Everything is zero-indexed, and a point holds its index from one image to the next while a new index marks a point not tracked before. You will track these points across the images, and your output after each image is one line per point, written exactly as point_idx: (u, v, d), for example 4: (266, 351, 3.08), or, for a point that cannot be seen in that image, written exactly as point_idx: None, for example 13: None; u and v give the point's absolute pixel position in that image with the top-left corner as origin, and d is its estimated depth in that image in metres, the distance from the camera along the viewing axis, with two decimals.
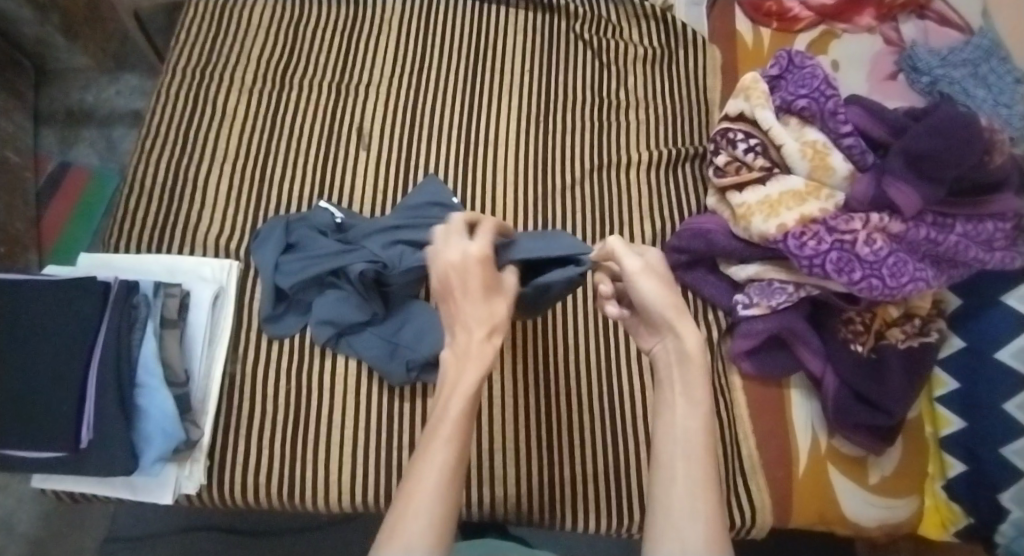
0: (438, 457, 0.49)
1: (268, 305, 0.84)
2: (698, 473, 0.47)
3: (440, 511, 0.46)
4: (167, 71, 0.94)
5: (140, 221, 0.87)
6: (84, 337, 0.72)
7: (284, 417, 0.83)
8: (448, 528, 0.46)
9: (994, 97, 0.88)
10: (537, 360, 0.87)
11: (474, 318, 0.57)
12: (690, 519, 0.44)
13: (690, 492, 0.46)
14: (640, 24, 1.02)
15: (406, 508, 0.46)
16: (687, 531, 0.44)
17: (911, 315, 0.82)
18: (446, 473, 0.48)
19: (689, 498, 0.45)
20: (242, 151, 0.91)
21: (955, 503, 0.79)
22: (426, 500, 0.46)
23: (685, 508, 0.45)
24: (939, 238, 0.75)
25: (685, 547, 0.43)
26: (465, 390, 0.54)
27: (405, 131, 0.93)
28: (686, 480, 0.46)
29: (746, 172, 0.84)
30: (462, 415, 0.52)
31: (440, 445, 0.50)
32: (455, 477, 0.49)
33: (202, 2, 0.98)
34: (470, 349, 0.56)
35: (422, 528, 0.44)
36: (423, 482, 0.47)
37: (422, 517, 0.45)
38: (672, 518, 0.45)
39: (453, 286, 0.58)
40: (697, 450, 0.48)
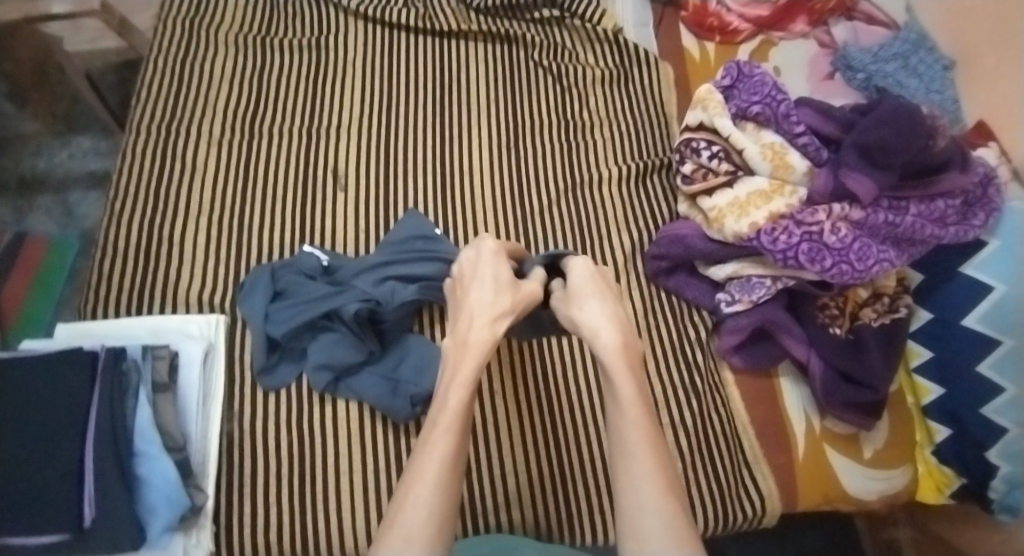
0: (439, 447, 0.59)
1: (261, 356, 0.83)
2: (643, 468, 0.55)
3: (438, 503, 0.55)
4: (130, 129, 0.92)
5: (117, 285, 0.85)
6: (76, 409, 0.69)
7: (290, 469, 0.81)
8: (446, 518, 0.54)
9: (926, 84, 0.98)
10: (537, 378, 0.88)
11: (478, 307, 0.71)
12: (643, 511, 0.53)
13: (638, 486, 0.55)
14: (595, 46, 1.07)
15: (411, 498, 0.55)
16: (644, 522, 0.52)
17: (879, 294, 0.88)
18: (445, 464, 0.58)
19: (638, 491, 0.54)
20: (218, 203, 0.90)
21: (946, 466, 0.84)
22: (425, 493, 0.55)
23: (638, 502, 0.54)
24: (896, 220, 0.80)
25: (642, 535, 0.52)
26: (463, 382, 0.65)
27: (381, 169, 0.95)
28: (635, 478, 0.55)
29: (713, 177, 0.88)
30: (459, 407, 0.62)
31: (441, 434, 0.60)
32: (453, 466, 0.58)
33: (160, 58, 0.97)
34: (467, 348, 0.68)
35: (420, 517, 0.53)
36: (425, 473, 0.57)
37: (423, 508, 0.54)
38: (630, 512, 0.54)
39: (474, 275, 0.76)
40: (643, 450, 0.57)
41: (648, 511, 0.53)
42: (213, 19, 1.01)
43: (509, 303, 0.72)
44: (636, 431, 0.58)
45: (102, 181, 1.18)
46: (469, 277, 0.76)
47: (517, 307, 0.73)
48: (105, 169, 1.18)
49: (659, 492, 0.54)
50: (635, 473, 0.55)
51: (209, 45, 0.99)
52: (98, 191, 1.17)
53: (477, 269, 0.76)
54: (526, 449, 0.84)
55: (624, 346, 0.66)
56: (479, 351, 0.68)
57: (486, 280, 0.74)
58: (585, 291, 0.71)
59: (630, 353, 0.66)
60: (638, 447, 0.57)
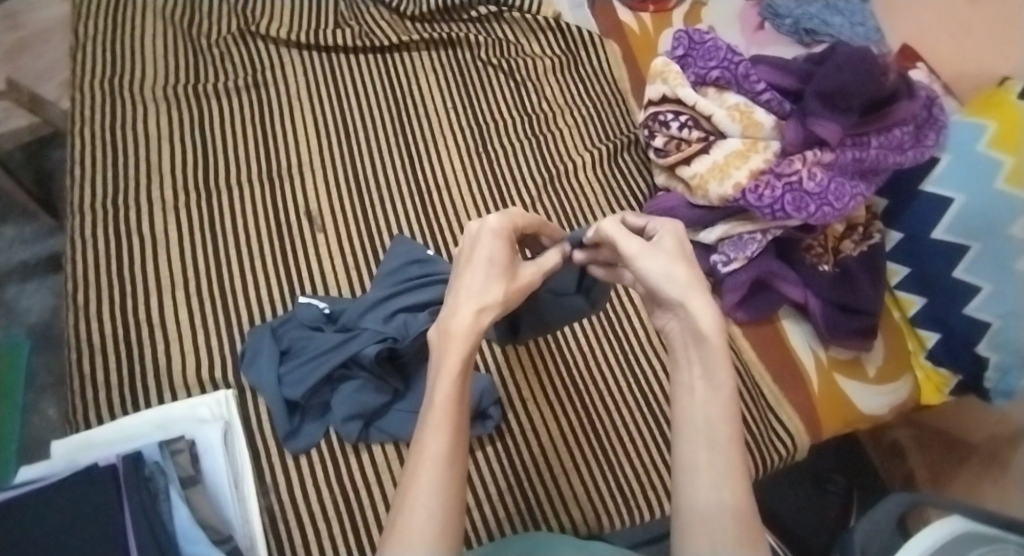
0: (432, 446, 0.43)
1: (283, 422, 0.78)
2: (724, 462, 0.41)
3: (445, 512, 0.41)
4: (72, 212, 0.85)
5: (102, 384, 0.77)
6: (107, 523, 0.62)
7: (341, 532, 0.76)
8: (452, 527, 0.40)
9: (849, 19, 1.04)
10: (562, 373, 0.89)
11: (469, 295, 0.50)
12: (720, 510, 0.40)
13: (715, 485, 0.41)
14: (540, 37, 1.10)
15: (405, 512, 0.40)
16: (714, 522, 0.39)
17: (854, 225, 0.93)
18: (445, 464, 0.42)
19: (715, 485, 0.40)
20: (194, 269, 0.85)
21: (941, 367, 0.91)
22: (423, 499, 0.41)
23: (713, 502, 0.40)
24: (863, 155, 0.87)
25: (710, 534, 0.39)
26: (455, 364, 0.47)
27: (356, 200, 0.93)
28: (713, 470, 0.41)
29: (687, 146, 0.91)
30: (452, 395, 0.45)
31: (431, 431, 0.44)
32: (456, 464, 0.43)
33: (88, 129, 0.91)
34: (455, 325, 0.48)
35: (419, 542, 0.39)
36: (420, 480, 0.41)
37: (421, 520, 0.40)
38: (699, 511, 0.40)
39: (471, 260, 0.52)
40: (724, 436, 0.42)
41: (723, 515, 0.39)
42: (134, 77, 0.97)
43: (512, 301, 0.53)
44: (723, 415, 0.43)
45: (39, 269, 1.13)
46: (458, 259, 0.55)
47: (514, 304, 0.54)
48: (38, 256, 1.13)
49: (739, 490, 0.40)
50: (715, 465, 0.41)
51: (142, 106, 0.94)
52: (36, 280, 1.12)
53: (468, 256, 0.53)
54: (568, 444, 0.85)
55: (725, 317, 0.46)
56: (468, 333, 0.48)
57: (483, 268, 0.51)
58: (662, 249, 0.51)
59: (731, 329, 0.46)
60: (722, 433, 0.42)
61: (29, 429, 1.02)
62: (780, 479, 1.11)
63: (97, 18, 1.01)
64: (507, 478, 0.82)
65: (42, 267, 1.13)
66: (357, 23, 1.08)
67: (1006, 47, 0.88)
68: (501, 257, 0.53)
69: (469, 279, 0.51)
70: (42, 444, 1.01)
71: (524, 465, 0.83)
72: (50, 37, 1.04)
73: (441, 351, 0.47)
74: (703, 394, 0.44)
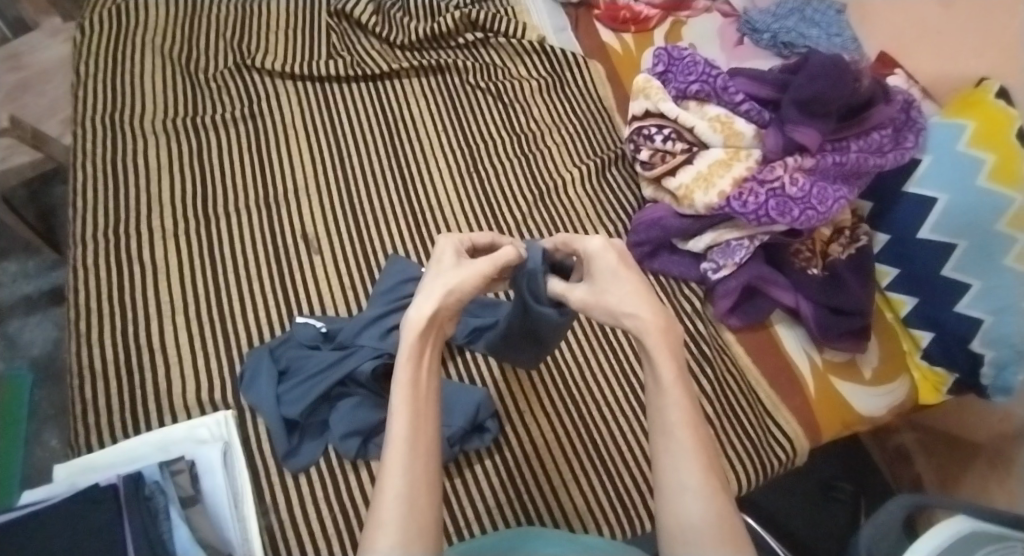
0: (397, 431, 0.47)
1: (282, 440, 0.79)
2: (682, 443, 0.47)
3: (414, 491, 0.45)
4: (74, 242, 0.88)
5: (104, 408, 0.78)
6: (104, 540, 0.62)
7: (339, 548, 0.76)
8: (421, 504, 0.45)
9: (825, 30, 1.08)
10: (553, 386, 0.90)
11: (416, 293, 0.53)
12: (682, 492, 0.45)
13: (674, 463, 0.46)
14: (525, 60, 1.14)
15: (379, 497, 0.45)
16: (680, 500, 0.45)
17: (840, 229, 0.95)
18: (408, 448, 0.46)
19: (676, 470, 0.46)
20: (193, 293, 0.87)
21: (937, 366, 0.90)
22: (392, 482, 0.45)
23: (677, 480, 0.46)
24: (843, 160, 0.88)
25: (679, 511, 0.45)
26: (409, 352, 0.50)
27: (351, 221, 0.96)
28: (674, 460, 0.46)
29: (671, 158, 0.94)
30: (410, 381, 0.49)
31: (396, 419, 0.47)
32: (420, 447, 0.47)
33: (90, 163, 0.94)
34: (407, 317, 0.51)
35: (391, 521, 0.43)
36: (389, 463, 0.46)
37: (391, 501, 0.44)
38: (668, 498, 0.46)
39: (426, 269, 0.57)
40: (676, 419, 0.48)
41: (687, 499, 0.45)
42: (135, 112, 1.00)
43: (452, 282, 0.54)
44: (677, 409, 0.48)
45: (40, 302, 1.16)
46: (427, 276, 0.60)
47: (464, 287, 0.54)
48: (40, 290, 1.17)
49: (699, 469, 0.46)
50: (675, 453, 0.47)
51: (142, 139, 0.98)
52: (38, 313, 1.15)
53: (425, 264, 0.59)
54: (565, 458, 0.85)
55: (666, 328, 0.51)
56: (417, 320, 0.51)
57: (431, 269, 0.56)
58: (609, 273, 0.54)
59: (673, 334, 0.51)
60: (678, 425, 0.47)
61: (33, 459, 1.04)
62: (784, 485, 1.11)
63: (96, 56, 1.05)
64: (506, 490, 0.82)
65: (44, 301, 1.16)
66: (349, 54, 1.12)
67: (981, 49, 0.89)
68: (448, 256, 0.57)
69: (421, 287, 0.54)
70: (44, 473, 1.03)
71: (522, 479, 0.83)
72: (52, 76, 1.08)
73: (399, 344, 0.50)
74: (658, 392, 0.49)
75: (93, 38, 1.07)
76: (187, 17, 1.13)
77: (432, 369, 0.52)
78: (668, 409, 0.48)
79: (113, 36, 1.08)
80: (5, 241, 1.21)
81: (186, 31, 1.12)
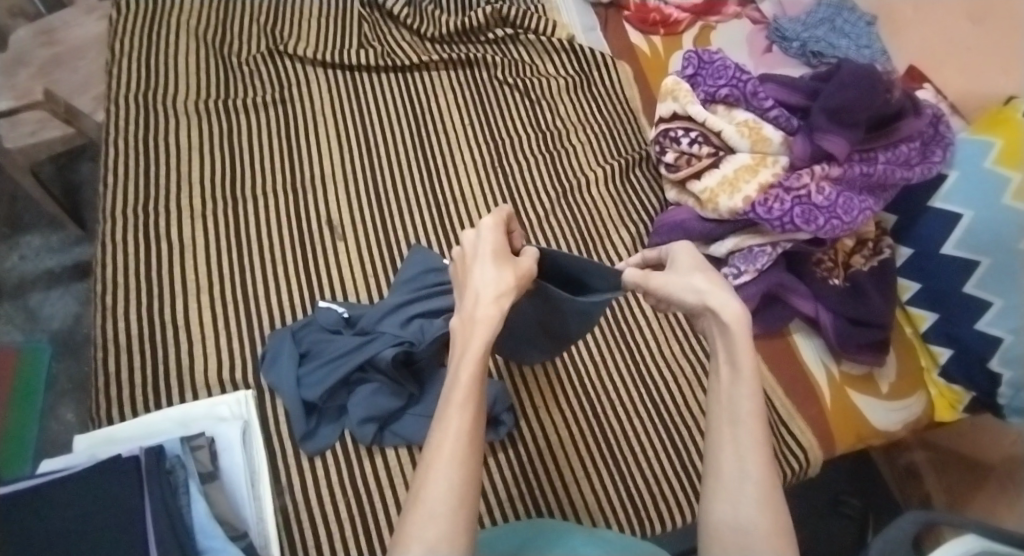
0: (452, 423, 0.47)
1: (300, 422, 0.79)
2: (748, 437, 0.49)
3: (463, 485, 0.45)
4: (104, 218, 0.89)
5: (126, 382, 0.79)
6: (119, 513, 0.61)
7: (351, 532, 0.76)
8: (468, 501, 0.44)
9: (855, 41, 1.08)
10: (573, 383, 0.90)
11: (484, 287, 0.53)
12: (742, 481, 0.47)
13: (737, 454, 0.48)
14: (554, 58, 1.15)
15: (427, 485, 0.45)
16: (738, 488, 0.47)
17: (863, 240, 0.94)
18: (462, 442, 0.46)
19: (740, 460, 0.48)
20: (218, 273, 0.88)
21: (955, 384, 0.89)
22: (442, 474, 0.45)
23: (737, 469, 0.48)
24: (870, 170, 0.89)
25: (734, 501, 0.47)
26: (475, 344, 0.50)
27: (375, 209, 0.97)
28: (739, 449, 0.48)
29: (697, 161, 0.95)
30: (473, 375, 0.49)
31: (455, 410, 0.48)
32: (471, 442, 0.47)
33: (122, 141, 0.95)
34: (477, 312, 0.52)
35: (438, 513, 0.43)
36: (441, 455, 0.46)
37: (440, 491, 0.44)
38: (725, 483, 0.48)
39: (470, 257, 0.56)
40: (744, 411, 0.50)
41: (747, 488, 0.47)
42: (168, 93, 1.02)
43: (516, 279, 0.54)
44: (747, 400, 0.50)
45: (63, 277, 1.17)
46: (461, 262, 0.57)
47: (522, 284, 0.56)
48: (63, 264, 1.18)
49: (762, 461, 0.48)
50: (738, 442, 0.49)
51: (172, 118, 1.00)
52: (60, 288, 1.16)
53: (471, 250, 0.56)
54: (581, 456, 0.85)
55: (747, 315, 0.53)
56: (489, 315, 0.51)
57: (481, 255, 0.55)
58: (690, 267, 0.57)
59: None
60: (745, 415, 0.49)
61: (47, 431, 1.06)
62: (792, 495, 1.11)
63: (131, 35, 1.06)
64: (519, 485, 0.82)
65: (67, 276, 1.17)
66: (380, 44, 1.13)
67: (1010, 65, 0.89)
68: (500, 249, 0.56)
69: (474, 279, 0.54)
70: (59, 445, 1.05)
71: (535, 473, 0.83)
72: (85, 53, 1.10)
73: (464, 337, 0.51)
74: (733, 380, 0.51)
75: (129, 17, 1.08)
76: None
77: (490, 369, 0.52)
78: (736, 399, 0.50)
79: (149, 15, 1.10)
80: (30, 215, 1.23)
81: (220, 15, 1.13)
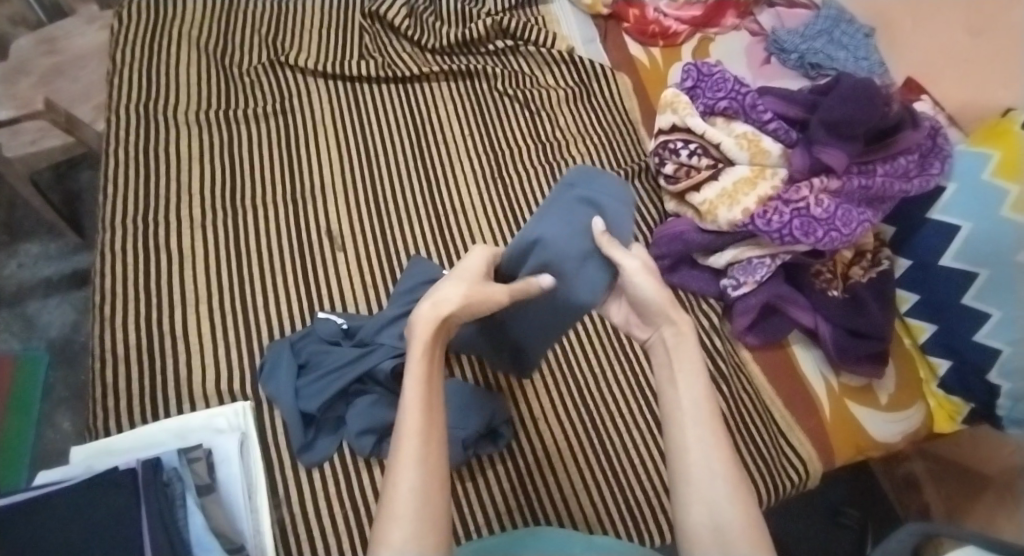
0: (409, 425, 0.48)
1: (297, 433, 0.79)
2: (707, 435, 0.50)
3: (429, 485, 0.46)
4: (104, 227, 0.89)
5: (124, 393, 0.79)
6: (114, 529, 0.61)
7: (348, 544, 0.76)
8: (435, 499, 0.46)
9: (853, 53, 1.09)
10: (552, 389, 0.90)
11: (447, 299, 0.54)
12: (712, 484, 0.48)
13: (705, 456, 0.49)
14: (554, 69, 1.15)
15: (391, 488, 0.46)
16: (710, 489, 0.48)
17: (862, 252, 0.94)
18: (421, 443, 0.47)
19: (705, 458, 0.49)
20: (216, 282, 0.88)
21: (953, 395, 0.90)
22: (405, 476, 0.46)
23: (704, 467, 0.48)
24: (869, 183, 0.89)
25: (708, 503, 0.47)
26: (422, 346, 0.51)
27: (375, 219, 0.97)
28: (703, 447, 0.49)
29: (696, 173, 0.95)
30: (422, 376, 0.50)
31: (408, 412, 0.48)
32: (431, 443, 0.48)
33: (123, 151, 0.95)
34: (418, 316, 0.52)
35: (404, 515, 0.45)
36: (403, 458, 0.46)
37: (405, 496, 0.45)
38: (694, 484, 0.48)
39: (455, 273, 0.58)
40: (704, 411, 0.51)
41: (716, 485, 0.48)
42: (168, 103, 1.02)
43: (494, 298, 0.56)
44: (702, 401, 0.51)
45: (61, 285, 1.17)
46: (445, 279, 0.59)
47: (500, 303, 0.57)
48: (61, 273, 1.18)
49: (727, 457, 0.49)
50: (701, 440, 0.49)
51: (171, 128, 1.00)
52: (58, 296, 1.16)
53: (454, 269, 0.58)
54: (577, 466, 0.84)
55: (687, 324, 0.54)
56: (431, 318, 0.51)
57: (460, 274, 0.57)
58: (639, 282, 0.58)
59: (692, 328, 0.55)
60: (703, 414, 0.50)
61: (43, 441, 1.05)
62: (791, 507, 1.10)
63: (132, 44, 1.07)
64: (517, 497, 0.82)
65: (65, 284, 1.17)
66: (380, 54, 1.13)
67: (1008, 78, 0.89)
68: (476, 273, 0.57)
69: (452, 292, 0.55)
70: (56, 455, 1.04)
71: (532, 484, 0.83)
72: (86, 62, 1.10)
73: (411, 339, 0.51)
74: (687, 384, 0.52)
75: (130, 27, 1.09)
76: (222, 11, 1.15)
77: (440, 369, 0.52)
78: (692, 401, 0.51)
79: (149, 25, 1.10)
80: (29, 223, 1.23)
81: (221, 25, 1.13)
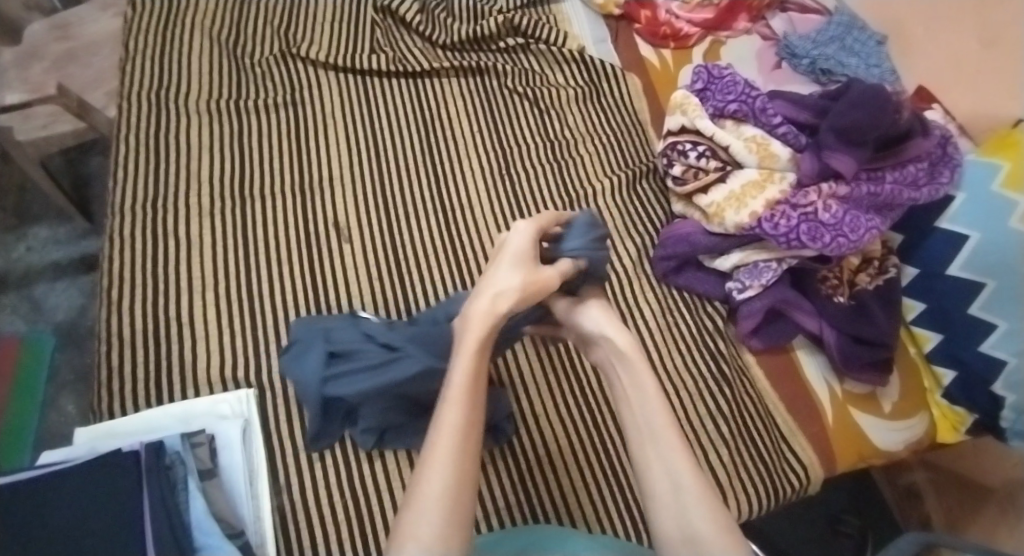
0: (447, 422, 0.54)
1: (314, 421, 0.78)
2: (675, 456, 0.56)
3: (455, 477, 0.51)
4: (113, 212, 0.90)
5: (128, 375, 0.79)
6: (114, 513, 0.60)
7: (347, 533, 0.76)
8: (461, 492, 0.51)
9: (865, 60, 1.08)
10: (554, 386, 0.89)
11: (496, 284, 0.63)
12: (679, 492, 0.54)
13: (672, 472, 0.56)
14: (564, 68, 1.16)
15: (424, 479, 0.51)
16: (680, 501, 0.54)
17: (869, 258, 0.93)
18: (456, 438, 0.53)
19: (672, 475, 0.55)
20: (223, 270, 0.89)
21: (957, 405, 0.89)
22: (437, 468, 0.51)
23: (671, 482, 0.55)
24: (877, 190, 0.88)
25: (680, 511, 0.54)
26: (471, 350, 0.59)
27: (383, 213, 0.97)
28: (668, 462, 0.56)
29: (705, 175, 0.95)
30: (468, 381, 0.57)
31: (449, 409, 0.55)
32: (466, 440, 0.53)
33: (133, 137, 0.96)
34: (472, 319, 0.61)
35: (434, 504, 0.49)
36: (437, 451, 0.52)
37: (436, 488, 0.50)
38: (664, 496, 0.55)
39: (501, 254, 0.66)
40: (662, 427, 0.59)
41: (685, 499, 0.54)
42: (180, 90, 1.03)
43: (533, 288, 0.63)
44: (659, 416, 0.59)
45: (69, 269, 1.17)
46: (492, 261, 0.67)
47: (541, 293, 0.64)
48: (69, 257, 1.18)
49: (692, 473, 0.56)
50: (667, 459, 0.56)
51: (182, 115, 1.00)
52: (65, 280, 1.17)
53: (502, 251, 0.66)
54: (578, 465, 0.84)
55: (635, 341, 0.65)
56: (485, 318, 0.61)
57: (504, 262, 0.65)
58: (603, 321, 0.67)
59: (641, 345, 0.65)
60: (664, 432, 0.58)
61: (47, 424, 1.06)
62: (790, 511, 1.10)
63: (145, 32, 1.07)
64: (518, 493, 0.82)
65: (72, 268, 1.18)
66: (391, 49, 1.14)
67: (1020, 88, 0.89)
68: (527, 254, 0.65)
69: (495, 277, 0.63)
70: (60, 437, 1.05)
71: (533, 481, 0.83)
72: (99, 49, 1.11)
73: (462, 346, 0.59)
74: (644, 400, 0.61)
75: (144, 14, 1.09)
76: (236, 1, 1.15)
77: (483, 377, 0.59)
78: (655, 425, 0.59)
79: (163, 12, 1.10)
80: (38, 207, 1.23)
81: (234, 15, 1.14)
